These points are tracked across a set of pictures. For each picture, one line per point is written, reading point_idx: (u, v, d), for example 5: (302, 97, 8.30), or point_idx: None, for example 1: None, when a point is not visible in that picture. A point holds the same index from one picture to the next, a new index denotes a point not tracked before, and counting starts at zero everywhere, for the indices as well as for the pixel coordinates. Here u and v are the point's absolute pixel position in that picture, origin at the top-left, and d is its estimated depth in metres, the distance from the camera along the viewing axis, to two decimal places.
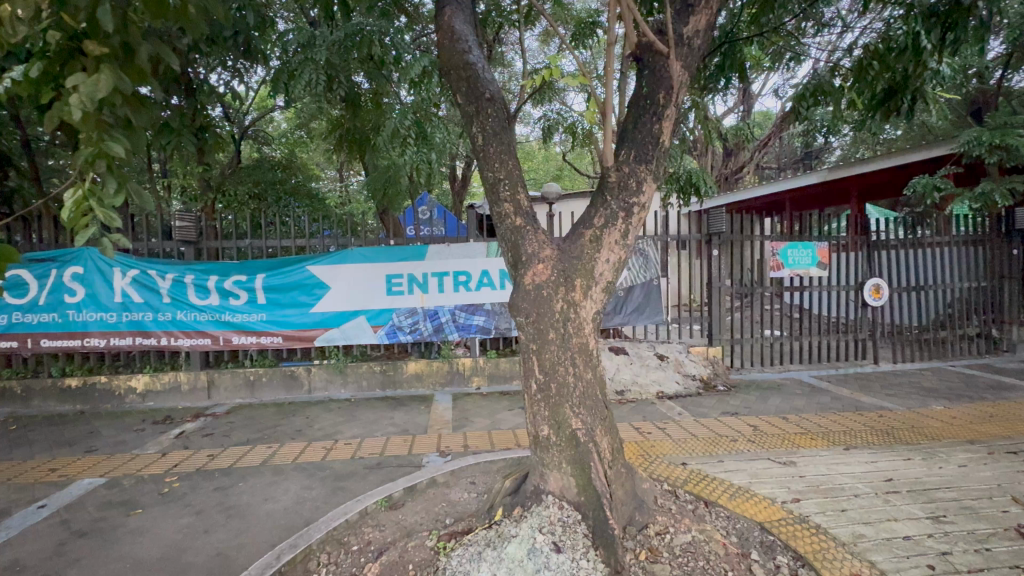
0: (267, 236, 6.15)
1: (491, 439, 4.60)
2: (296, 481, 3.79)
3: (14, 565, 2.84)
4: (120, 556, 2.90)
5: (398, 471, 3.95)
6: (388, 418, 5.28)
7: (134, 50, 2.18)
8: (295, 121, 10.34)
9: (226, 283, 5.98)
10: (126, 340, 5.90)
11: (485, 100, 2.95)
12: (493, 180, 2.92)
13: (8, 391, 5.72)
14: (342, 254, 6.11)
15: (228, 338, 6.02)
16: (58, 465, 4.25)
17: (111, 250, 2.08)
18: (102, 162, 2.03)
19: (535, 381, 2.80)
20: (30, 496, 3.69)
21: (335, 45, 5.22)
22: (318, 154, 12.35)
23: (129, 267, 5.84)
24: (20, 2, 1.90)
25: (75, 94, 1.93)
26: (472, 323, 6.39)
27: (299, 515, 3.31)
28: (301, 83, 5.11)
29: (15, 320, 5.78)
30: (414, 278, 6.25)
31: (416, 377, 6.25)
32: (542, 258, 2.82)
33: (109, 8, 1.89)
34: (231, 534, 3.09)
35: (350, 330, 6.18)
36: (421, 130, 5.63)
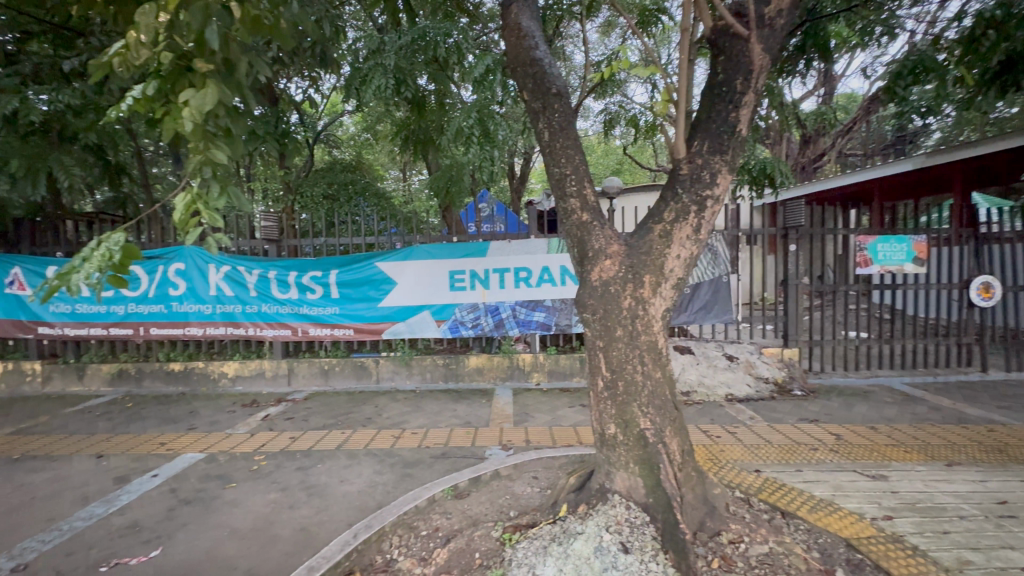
0: (339, 234, 6.52)
1: (553, 435, 4.62)
2: (368, 466, 4.01)
3: (134, 525, 3.23)
4: (219, 524, 3.21)
5: (462, 462, 4.07)
6: (452, 409, 5.45)
7: (233, 65, 2.39)
8: (363, 124, 10.86)
9: (304, 279, 6.41)
10: (219, 330, 6.50)
11: (552, 95, 2.95)
12: (559, 176, 2.91)
13: (125, 372, 6.49)
14: (408, 251, 6.35)
15: (306, 330, 6.46)
16: (166, 439, 4.78)
17: (214, 247, 2.31)
18: (208, 168, 2.26)
19: (601, 379, 2.77)
20: (144, 466, 4.17)
21: (402, 49, 5.42)
22: (383, 155, 12.89)
23: (222, 263, 6.42)
24: (144, 29, 2.15)
25: (187, 108, 2.15)
26: (532, 319, 6.41)
27: (372, 498, 3.50)
28: (371, 88, 5.37)
29: (130, 311, 6.54)
30: (476, 274, 6.37)
31: (477, 371, 6.39)
32: (609, 253, 2.79)
33: (216, 28, 2.08)
34: (312, 512, 3.33)
35: (415, 324, 6.42)
36: (483, 128, 5.70)
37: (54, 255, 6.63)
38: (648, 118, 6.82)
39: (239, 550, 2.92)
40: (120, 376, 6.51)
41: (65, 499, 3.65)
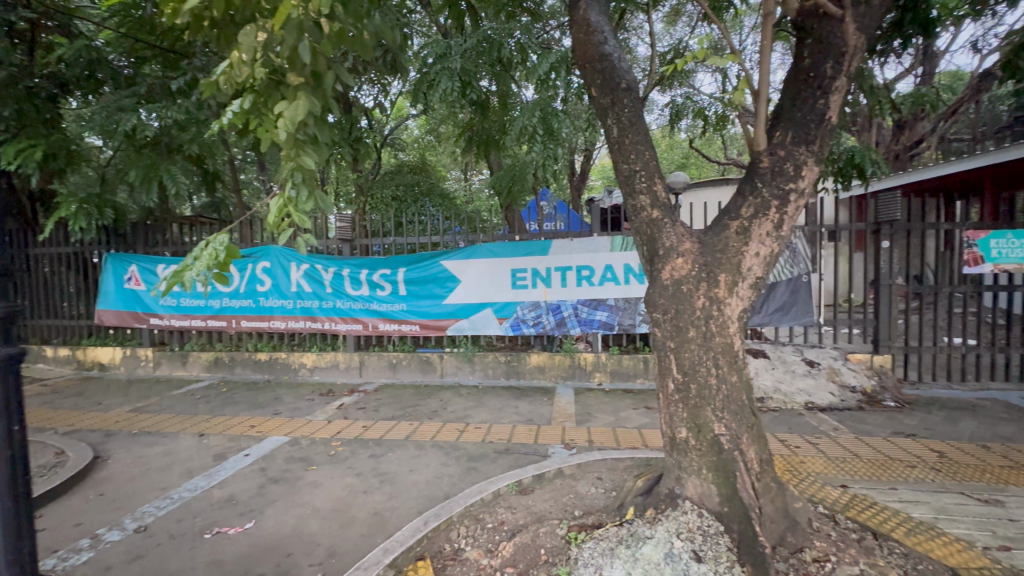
0: (407, 233, 6.79)
1: (617, 436, 4.54)
2: (435, 457, 4.16)
3: (231, 499, 3.58)
4: (303, 502, 3.47)
5: (526, 458, 4.11)
6: (514, 406, 5.52)
7: (321, 77, 2.56)
8: (427, 127, 11.23)
9: (374, 276, 6.75)
10: (299, 323, 7.01)
11: (621, 90, 2.89)
12: (627, 172, 2.86)
13: (219, 360, 7.18)
14: (471, 250, 6.49)
15: (375, 325, 6.80)
16: (255, 422, 5.24)
17: (303, 247, 2.49)
18: (298, 174, 2.44)
19: (672, 380, 2.68)
20: (237, 446, 4.60)
21: (467, 52, 5.55)
22: (445, 156, 13.24)
23: (302, 261, 6.91)
24: (245, 49, 2.36)
25: (282, 119, 2.35)
26: (594, 319, 6.33)
27: (440, 488, 3.63)
28: (438, 92, 5.54)
29: (224, 304, 7.22)
30: (538, 272, 6.39)
31: (539, 369, 6.43)
32: (681, 251, 2.69)
33: (308, 44, 2.26)
34: (385, 497, 3.51)
35: (478, 321, 6.56)
36: (547, 126, 5.70)
37: (163, 254, 7.45)
38: (718, 109, 6.50)
39: (321, 529, 3.14)
40: (216, 363, 7.21)
41: (174, 471, 4.10)
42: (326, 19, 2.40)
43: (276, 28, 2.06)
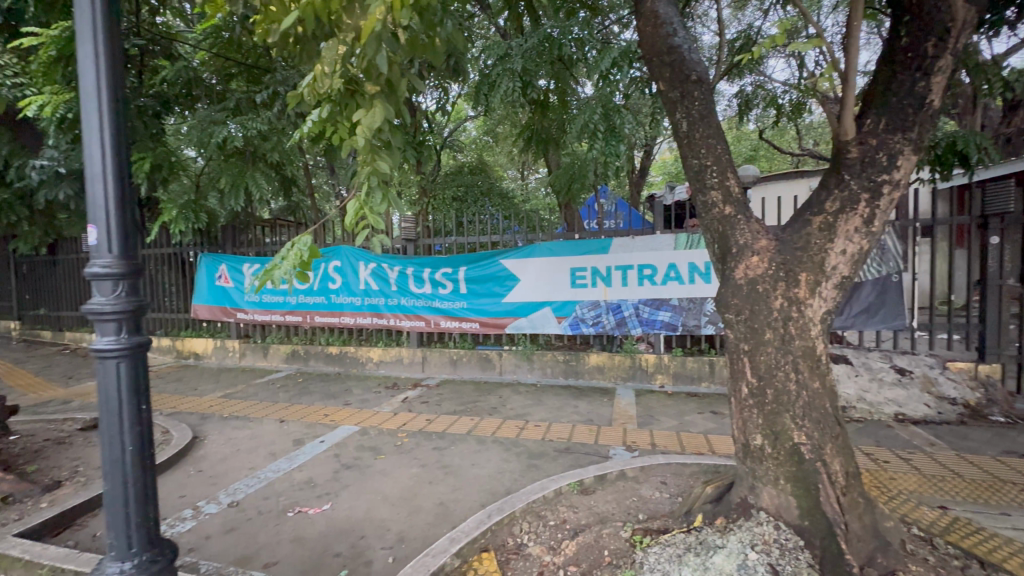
0: (468, 233, 6.95)
1: (681, 441, 4.40)
2: (496, 453, 4.24)
3: (310, 481, 3.85)
4: (374, 489, 3.67)
5: (586, 458, 4.08)
6: (573, 406, 5.49)
7: (395, 85, 2.69)
8: (484, 128, 11.42)
9: (437, 275, 6.95)
10: (367, 319, 7.38)
11: (691, 83, 2.80)
12: (698, 168, 2.75)
13: (296, 353, 7.72)
14: (530, 249, 6.51)
15: (437, 322, 7.01)
16: (329, 412, 5.59)
17: (377, 247, 2.62)
18: (374, 177, 2.58)
19: (745, 384, 2.56)
20: (313, 432, 4.94)
21: (529, 52, 5.58)
22: (502, 156, 13.39)
23: (369, 261, 7.27)
24: (327, 62, 2.51)
25: (360, 126, 2.50)
26: (657, 319, 6.15)
27: (501, 483, 3.70)
28: (500, 93, 5.61)
29: (300, 301, 7.75)
30: (598, 271, 6.30)
31: (598, 369, 6.36)
32: (756, 249, 2.57)
33: (386, 53, 2.34)
34: (449, 489, 3.62)
35: (537, 319, 6.58)
36: (608, 123, 5.60)
37: (247, 254, 8.12)
38: (793, 98, 6.10)
39: (390, 515, 3.30)
40: (293, 355, 7.76)
41: (260, 453, 4.48)
42: (402, 30, 2.50)
43: (359, 43, 2.17)
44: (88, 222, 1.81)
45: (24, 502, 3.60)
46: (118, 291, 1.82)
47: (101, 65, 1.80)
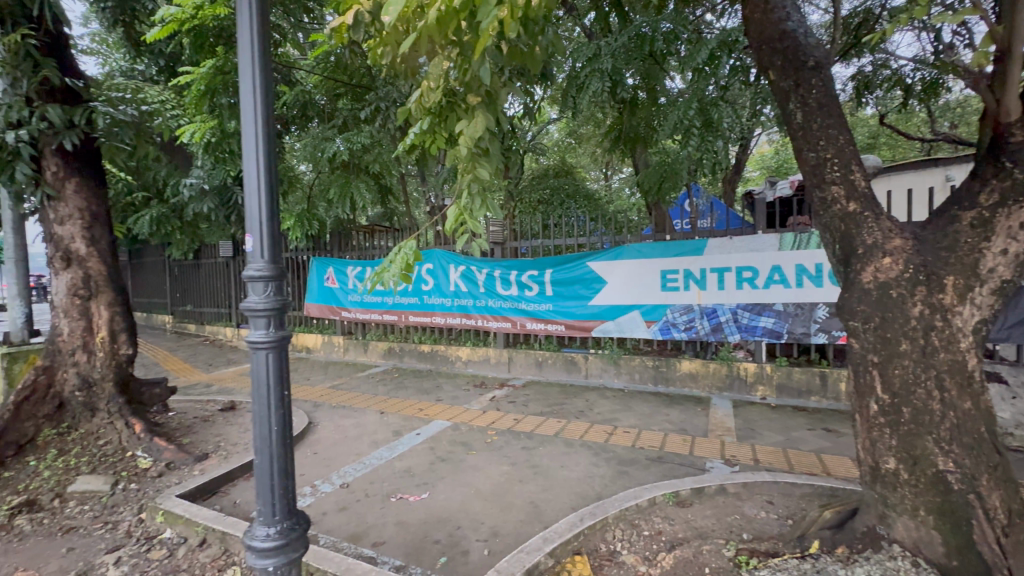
0: (555, 235, 6.96)
1: (788, 458, 4.05)
2: (585, 457, 4.21)
3: (409, 470, 4.11)
4: (468, 483, 3.83)
5: (681, 470, 3.91)
6: (664, 413, 5.28)
7: (495, 94, 2.77)
8: (567, 130, 11.39)
9: (523, 277, 7.06)
10: (456, 319, 7.70)
11: (808, 69, 2.58)
12: (816, 161, 2.53)
13: (393, 350, 8.29)
14: (618, 251, 6.37)
15: (523, 323, 7.12)
16: (423, 406, 5.93)
17: (476, 251, 2.74)
18: (475, 184, 2.70)
19: (875, 401, 2.30)
20: (410, 425, 5.27)
21: (619, 51, 5.48)
22: (585, 158, 13.25)
23: (459, 263, 7.58)
24: (434, 78, 2.65)
25: (463, 137, 2.64)
26: (758, 325, 5.71)
27: (592, 487, 3.66)
28: (588, 94, 5.57)
29: (396, 301, 8.30)
30: (691, 273, 6.00)
31: (690, 377, 6.06)
32: (888, 249, 2.31)
33: (490, 65, 2.40)
34: (540, 489, 3.67)
35: (625, 323, 6.42)
36: (705, 118, 5.31)
37: (350, 257, 8.87)
38: (925, 76, 5.34)
39: (484, 509, 3.42)
40: (390, 352, 8.35)
41: (365, 441, 4.88)
42: (504, 43, 2.59)
43: (474, 58, 2.18)
44: (245, 232, 2.10)
45: (182, 468, 4.28)
46: (268, 291, 2.10)
47: (258, 97, 2.08)
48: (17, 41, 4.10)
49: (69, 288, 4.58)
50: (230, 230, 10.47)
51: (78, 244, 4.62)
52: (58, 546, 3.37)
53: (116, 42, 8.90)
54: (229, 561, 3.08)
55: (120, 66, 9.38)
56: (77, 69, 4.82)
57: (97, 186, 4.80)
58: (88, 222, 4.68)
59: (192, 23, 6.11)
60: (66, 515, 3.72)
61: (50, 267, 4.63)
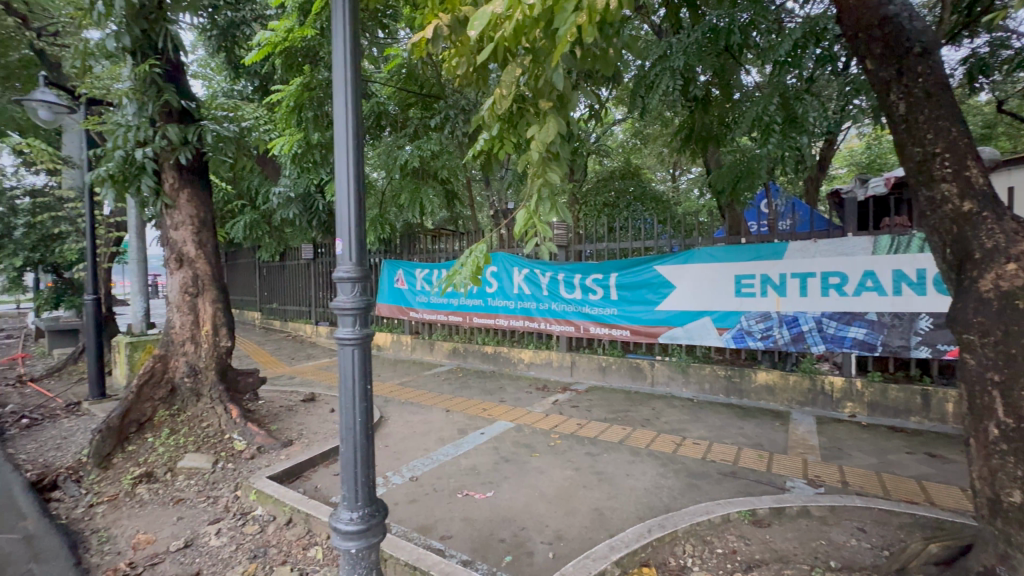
0: (620, 239, 6.82)
1: (883, 484, 3.67)
2: (652, 466, 4.09)
3: (474, 468, 4.21)
4: (532, 485, 3.85)
5: (757, 487, 3.68)
6: (737, 426, 5.00)
7: (567, 99, 2.78)
8: (632, 131, 11.13)
9: (587, 280, 6.98)
10: (519, 322, 7.77)
11: (913, 56, 2.35)
12: (922, 156, 2.33)
13: (457, 350, 8.52)
14: (688, 254, 6.13)
15: (587, 328, 7.04)
16: (487, 406, 6.05)
17: (545, 255, 2.76)
18: (545, 189, 2.71)
19: (995, 424, 2.09)
20: (475, 424, 5.39)
21: (692, 47, 5.26)
22: (651, 158, 12.86)
23: (523, 266, 7.63)
24: (508, 86, 2.71)
25: (535, 143, 2.67)
26: (846, 335, 5.25)
27: (659, 499, 3.55)
28: (658, 94, 5.39)
29: (460, 303, 8.51)
30: (769, 278, 5.64)
31: (768, 389, 5.69)
32: (1013, 254, 2.07)
33: (563, 70, 2.42)
34: (605, 497, 3.61)
35: (694, 330, 6.16)
36: (788, 113, 4.96)
37: (419, 260, 9.25)
38: None
39: (548, 512, 3.43)
40: (455, 352, 8.59)
41: (432, 437, 5.06)
42: (577, 47, 2.62)
43: (550, 64, 2.21)
44: (336, 237, 2.27)
45: (271, 452, 4.68)
46: (355, 292, 2.25)
47: (349, 112, 2.25)
48: (145, 71, 4.73)
49: (181, 286, 5.17)
50: (311, 234, 11.29)
51: (189, 247, 5.22)
52: (171, 515, 3.82)
53: (219, 66, 9.93)
54: (313, 541, 3.33)
55: (222, 86, 10.45)
56: (191, 93, 5.44)
57: (205, 195, 5.38)
58: (197, 228, 5.26)
59: (284, 45, 6.73)
60: (176, 487, 4.20)
61: (166, 267, 5.25)
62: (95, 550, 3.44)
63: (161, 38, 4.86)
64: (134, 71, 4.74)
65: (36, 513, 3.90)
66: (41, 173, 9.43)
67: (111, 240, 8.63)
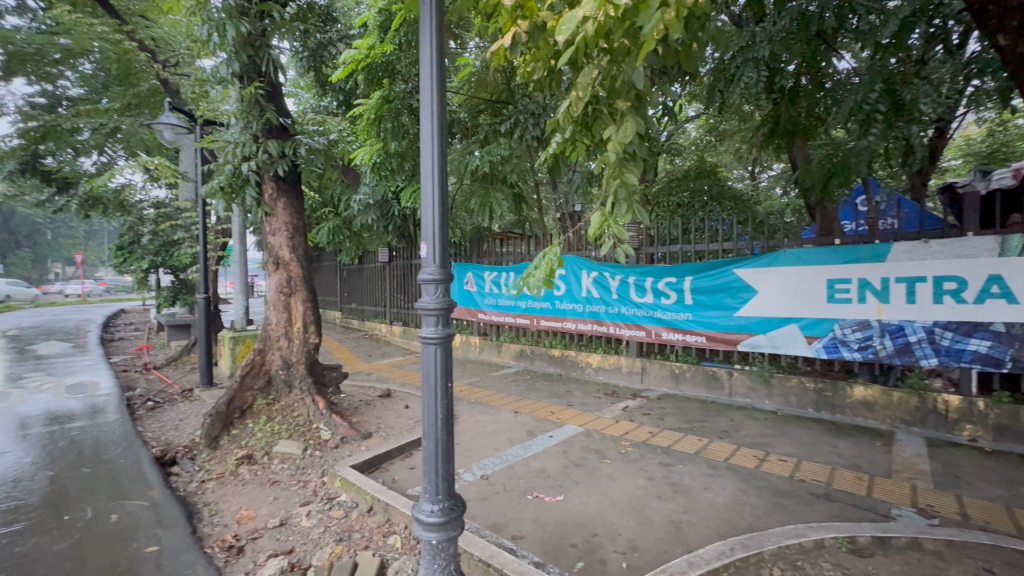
0: (695, 240, 6.51)
1: (1015, 520, 3.20)
2: (733, 482, 3.85)
3: (544, 471, 4.21)
4: (603, 491, 3.78)
5: (856, 512, 3.35)
6: (830, 444, 4.58)
7: (647, 98, 2.73)
8: (707, 128, 10.61)
9: (659, 284, 6.73)
10: (587, 325, 7.66)
11: None
12: None
13: (524, 352, 8.57)
14: (772, 257, 5.72)
15: (659, 333, 6.79)
16: (555, 410, 6.02)
17: (621, 257, 2.71)
18: (622, 190, 2.66)
19: None
20: (543, 427, 5.39)
21: (778, 35, 4.87)
22: (727, 156, 12.18)
23: (591, 269, 7.51)
24: (584, 88, 2.70)
25: (611, 143, 2.64)
26: (964, 349, 4.64)
27: (742, 516, 3.33)
28: (740, 87, 5.04)
29: (527, 305, 8.55)
30: (868, 283, 5.12)
31: (866, 405, 5.17)
32: None
33: (644, 69, 2.39)
34: (682, 510, 3.46)
35: (779, 338, 5.73)
36: (894, 100, 4.46)
37: (487, 263, 9.43)
38: None
39: (620, 520, 3.35)
40: (522, 354, 8.64)
41: (502, 437, 5.13)
42: (660, 44, 2.58)
43: (633, 64, 2.19)
44: (421, 241, 2.39)
45: (353, 442, 4.99)
46: (438, 293, 2.35)
47: (434, 122, 2.36)
48: (251, 93, 5.26)
49: (277, 287, 5.67)
50: (386, 238, 11.91)
51: (284, 251, 5.72)
52: (268, 494, 4.19)
53: (308, 84, 10.82)
54: (392, 529, 3.52)
55: (310, 103, 11.36)
56: (286, 110, 5.96)
57: (298, 203, 5.87)
58: (290, 233, 5.75)
59: (366, 61, 7.15)
60: (272, 469, 4.61)
61: (265, 269, 5.79)
62: (206, 521, 3.86)
63: (264, 61, 5.39)
64: (241, 94, 5.27)
65: (160, 484, 4.45)
66: (163, 186, 10.77)
67: (218, 245, 9.67)
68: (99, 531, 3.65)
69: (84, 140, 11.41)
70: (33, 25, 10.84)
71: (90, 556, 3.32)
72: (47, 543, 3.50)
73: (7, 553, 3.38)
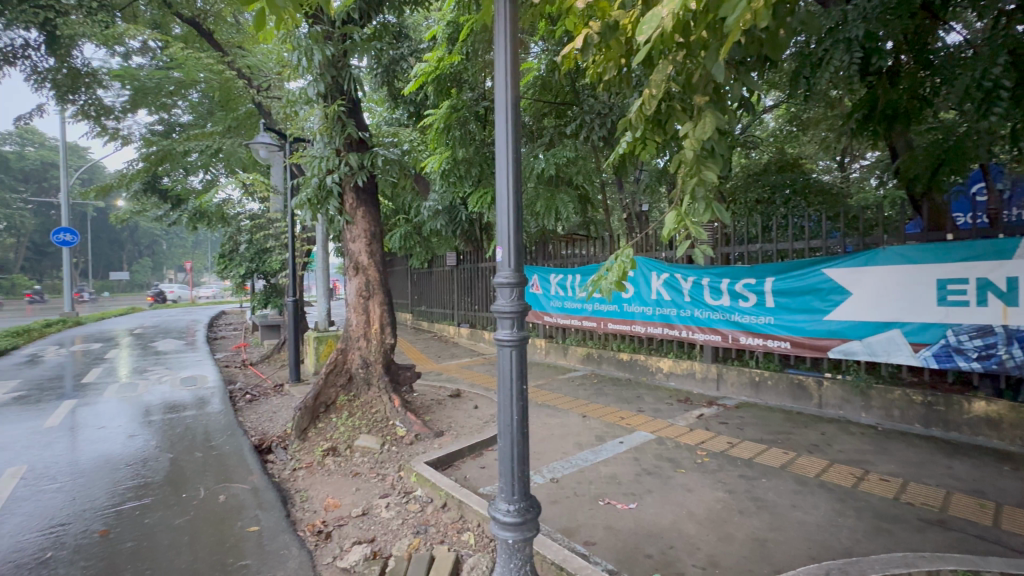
0: (778, 239, 6.09)
1: None
2: (826, 501, 3.54)
3: (615, 477, 4.13)
4: (679, 502, 3.63)
5: (979, 545, 2.96)
6: (944, 465, 4.07)
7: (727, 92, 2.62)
8: (789, 117, 9.86)
9: (737, 286, 6.35)
10: (657, 329, 7.40)
11: None
12: None
13: (591, 355, 8.43)
14: (869, 255, 5.20)
15: (737, 338, 6.40)
16: (625, 415, 5.88)
17: (699, 258, 2.60)
18: (699, 188, 2.55)
19: None
20: (613, 432, 5.28)
21: (876, 11, 4.38)
22: (812, 146, 11.24)
23: (662, 271, 7.24)
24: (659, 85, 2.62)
25: (688, 140, 2.55)
26: None
27: (838, 539, 3.05)
28: (828, 73, 4.60)
29: (594, 308, 8.43)
30: (989, 284, 4.50)
31: (988, 423, 4.55)
32: None
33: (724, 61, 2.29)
34: (767, 527, 3.23)
35: (878, 345, 5.19)
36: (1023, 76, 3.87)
37: (553, 266, 9.43)
38: None
39: (699, 534, 3.20)
40: (588, 357, 8.51)
41: (570, 441, 5.09)
42: (743, 34, 2.49)
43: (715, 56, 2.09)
44: (496, 245, 2.45)
45: (426, 440, 5.19)
46: (512, 296, 2.40)
47: (508, 127, 2.41)
48: (334, 111, 5.65)
49: (357, 290, 6.04)
50: (454, 242, 12.26)
51: (363, 257, 6.09)
52: (351, 485, 4.48)
53: (382, 99, 11.44)
54: (466, 526, 3.62)
55: (384, 117, 12.02)
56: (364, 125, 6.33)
57: (375, 211, 6.23)
58: (369, 240, 6.12)
59: (436, 73, 7.46)
60: (354, 462, 4.92)
61: (346, 274, 6.20)
62: (298, 507, 4.19)
63: (346, 80, 5.78)
64: (325, 112, 5.68)
65: (259, 469, 4.91)
66: (257, 200, 11.85)
67: (304, 252, 10.50)
68: (210, 509, 4.09)
69: (193, 161, 12.86)
70: (153, 63, 12.42)
71: (203, 531, 3.74)
72: (169, 516, 3.99)
73: (139, 522, 3.89)
